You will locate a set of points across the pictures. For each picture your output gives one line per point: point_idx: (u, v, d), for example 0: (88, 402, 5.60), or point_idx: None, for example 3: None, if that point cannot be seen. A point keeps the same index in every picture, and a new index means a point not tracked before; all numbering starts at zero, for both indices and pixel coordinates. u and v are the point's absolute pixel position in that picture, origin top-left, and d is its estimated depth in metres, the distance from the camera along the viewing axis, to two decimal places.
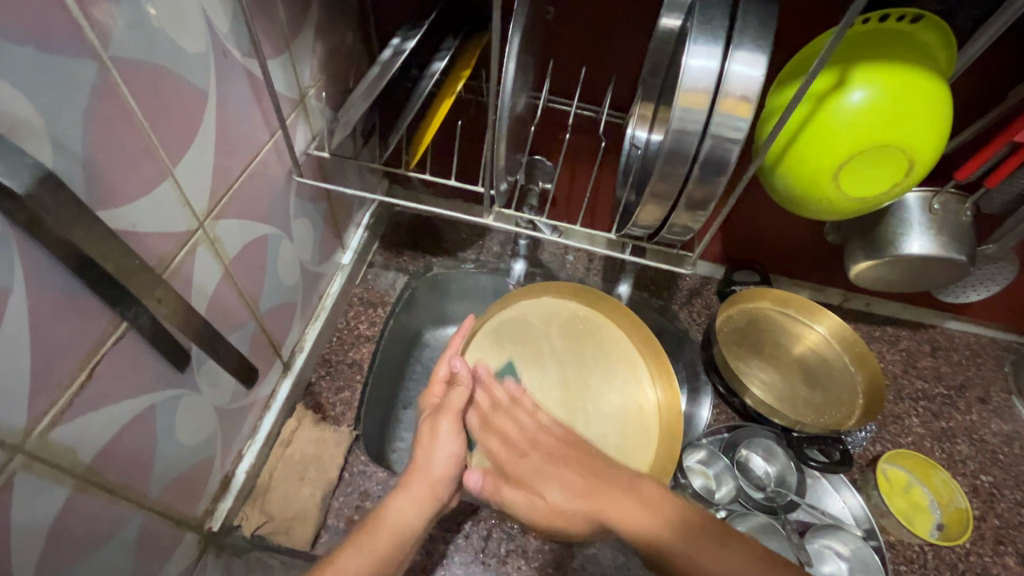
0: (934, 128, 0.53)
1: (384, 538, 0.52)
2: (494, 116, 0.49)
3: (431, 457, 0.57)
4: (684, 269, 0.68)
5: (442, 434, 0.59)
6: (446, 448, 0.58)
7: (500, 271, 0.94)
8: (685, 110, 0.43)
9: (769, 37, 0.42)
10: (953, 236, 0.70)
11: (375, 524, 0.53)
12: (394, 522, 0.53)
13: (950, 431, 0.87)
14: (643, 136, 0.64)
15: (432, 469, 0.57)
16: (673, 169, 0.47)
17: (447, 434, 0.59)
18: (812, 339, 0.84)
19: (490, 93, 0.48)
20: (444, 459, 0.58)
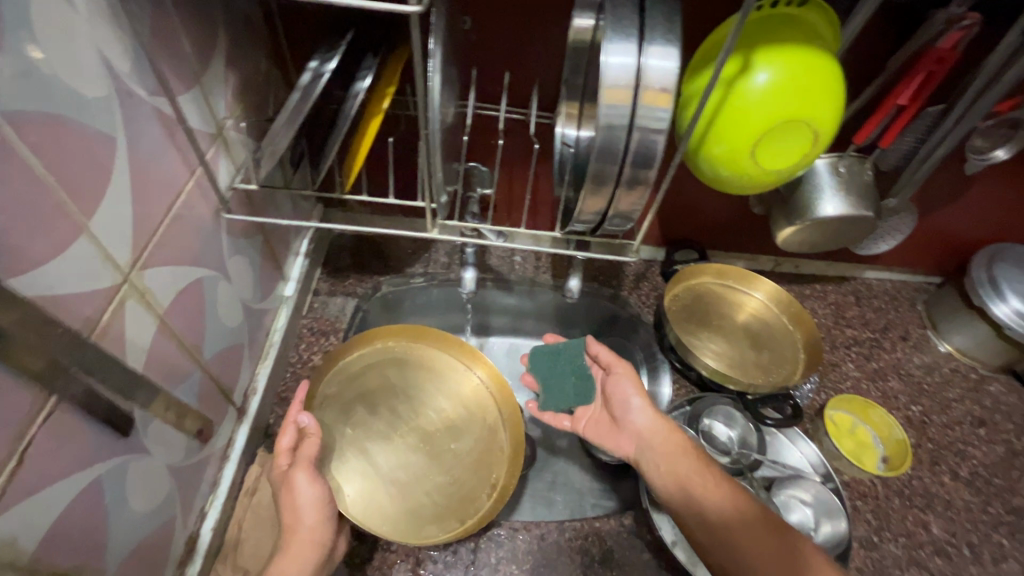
0: (829, 99, 0.58)
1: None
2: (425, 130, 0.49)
3: (296, 514, 0.58)
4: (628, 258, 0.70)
5: (300, 489, 0.59)
6: (308, 507, 0.58)
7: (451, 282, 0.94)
8: (610, 106, 0.45)
9: (677, 30, 0.45)
10: (861, 194, 0.76)
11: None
12: None
13: (882, 371, 0.96)
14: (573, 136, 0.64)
15: (303, 528, 0.58)
16: (605, 163, 0.48)
17: (304, 484, 0.59)
18: (752, 306, 0.89)
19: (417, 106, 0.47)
20: (311, 512, 0.58)
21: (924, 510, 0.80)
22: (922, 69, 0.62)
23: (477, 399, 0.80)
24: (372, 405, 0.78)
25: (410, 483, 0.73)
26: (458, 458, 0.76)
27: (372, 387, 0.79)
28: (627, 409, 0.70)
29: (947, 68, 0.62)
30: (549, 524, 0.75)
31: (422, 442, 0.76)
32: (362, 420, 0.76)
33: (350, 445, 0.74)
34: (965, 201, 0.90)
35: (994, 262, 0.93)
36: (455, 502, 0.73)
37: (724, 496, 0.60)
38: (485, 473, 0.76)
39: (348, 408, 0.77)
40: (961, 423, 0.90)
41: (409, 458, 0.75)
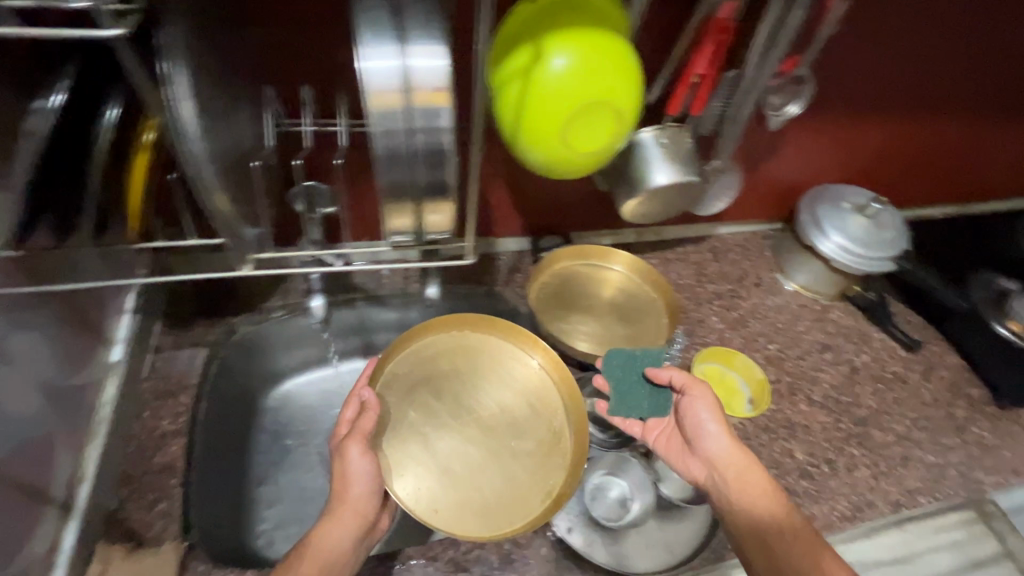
0: (627, 76, 0.60)
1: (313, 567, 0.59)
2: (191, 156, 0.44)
3: (347, 483, 0.64)
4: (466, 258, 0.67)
5: (352, 459, 0.65)
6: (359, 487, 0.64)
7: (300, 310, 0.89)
8: (383, 112, 0.43)
9: (438, 27, 0.43)
10: (685, 161, 0.80)
11: (305, 549, 0.60)
12: (325, 554, 0.60)
13: (741, 318, 1.03)
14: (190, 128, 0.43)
15: (352, 500, 0.64)
16: (397, 173, 0.46)
17: (355, 458, 0.64)
18: (615, 280, 0.92)
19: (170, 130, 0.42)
20: (360, 482, 0.65)
21: (787, 439, 0.87)
22: (710, 39, 0.66)
23: (542, 383, 0.80)
24: (438, 391, 0.78)
25: (465, 476, 0.73)
26: (519, 456, 0.75)
27: (443, 372, 0.80)
28: (699, 433, 0.70)
29: (729, 36, 0.67)
30: (444, 541, 0.73)
31: (484, 433, 0.76)
32: (425, 407, 0.77)
33: (398, 433, 0.74)
34: (783, 152, 0.99)
35: (817, 204, 1.03)
36: (508, 501, 0.72)
37: (787, 515, 0.63)
38: (543, 476, 0.74)
39: (409, 395, 0.77)
40: (811, 352, 1.00)
41: (465, 448, 0.75)
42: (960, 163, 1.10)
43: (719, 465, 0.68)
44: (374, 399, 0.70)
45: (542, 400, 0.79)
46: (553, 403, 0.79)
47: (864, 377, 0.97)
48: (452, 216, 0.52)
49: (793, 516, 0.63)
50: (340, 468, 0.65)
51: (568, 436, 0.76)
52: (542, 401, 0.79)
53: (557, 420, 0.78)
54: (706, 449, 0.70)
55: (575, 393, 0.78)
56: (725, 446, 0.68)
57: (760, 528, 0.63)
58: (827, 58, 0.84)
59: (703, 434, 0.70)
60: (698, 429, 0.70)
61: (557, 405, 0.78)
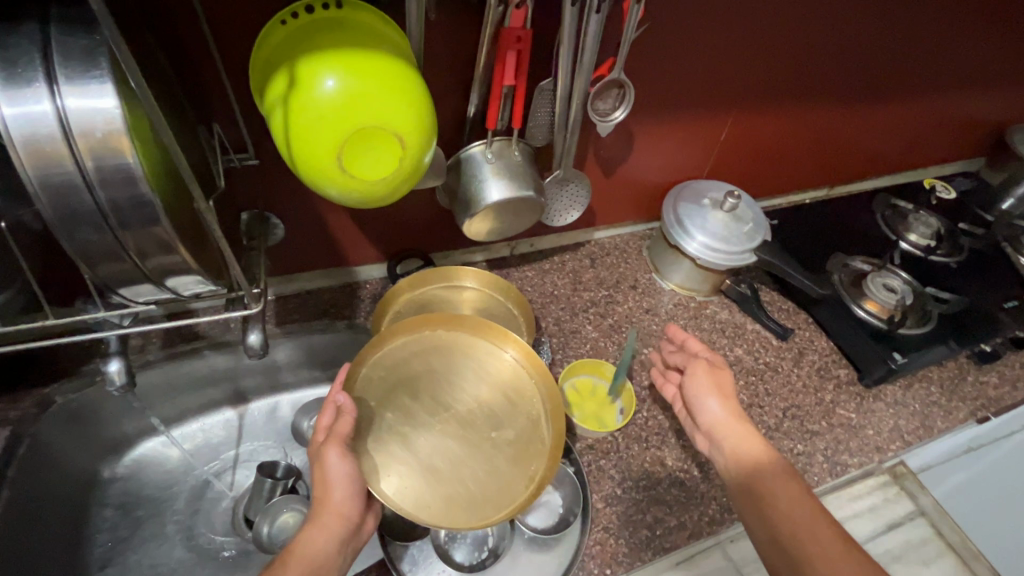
0: (404, 96, 0.55)
1: (297, 565, 0.56)
2: None
3: (328, 487, 0.62)
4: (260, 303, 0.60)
5: (332, 464, 0.62)
6: (341, 487, 0.62)
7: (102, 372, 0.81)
8: (43, 169, 0.37)
9: (100, 63, 0.37)
10: (517, 174, 0.77)
11: (289, 552, 0.57)
12: (308, 557, 0.57)
13: (617, 324, 1.02)
14: None
15: (333, 498, 0.62)
16: (92, 234, 0.40)
17: (335, 460, 0.62)
18: (473, 300, 0.88)
19: None
20: (341, 485, 0.62)
21: (659, 446, 0.85)
22: (507, 50, 0.64)
23: (520, 377, 0.77)
24: (414, 390, 0.75)
25: (450, 470, 0.71)
26: (502, 449, 0.73)
27: (420, 371, 0.77)
28: (704, 398, 0.76)
29: (528, 45, 0.64)
30: None
31: (462, 428, 0.74)
32: (403, 408, 0.74)
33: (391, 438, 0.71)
34: (637, 154, 0.98)
35: (679, 202, 1.03)
36: (492, 492, 0.70)
37: (784, 478, 0.66)
38: (522, 462, 0.72)
39: (386, 397, 0.74)
40: None
41: (448, 445, 0.72)
42: (806, 148, 1.14)
43: (719, 427, 0.73)
44: (350, 402, 0.67)
45: (513, 389, 0.77)
46: (532, 396, 0.76)
47: (738, 372, 0.98)
48: (189, 270, 0.46)
49: (790, 478, 0.66)
50: (321, 473, 0.62)
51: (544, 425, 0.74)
52: (511, 396, 0.76)
53: (534, 402, 0.76)
54: (709, 416, 0.75)
55: (547, 373, 0.76)
56: (726, 409, 0.74)
57: (760, 497, 0.65)
58: (652, 50, 0.81)
59: (705, 399, 0.76)
60: (700, 397, 0.77)
61: (529, 389, 0.76)
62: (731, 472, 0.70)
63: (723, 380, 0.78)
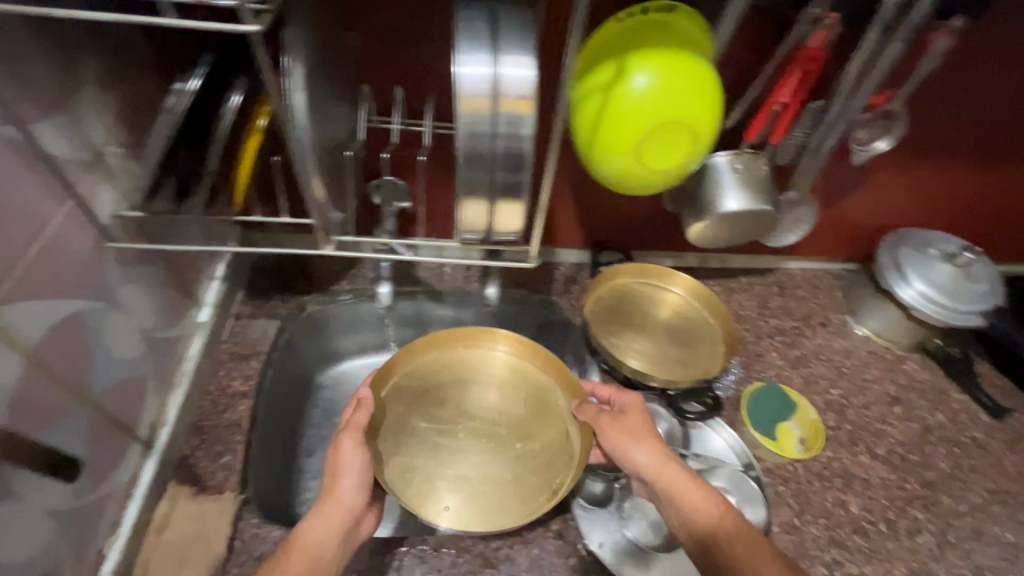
0: (707, 102, 0.60)
1: (297, 566, 0.57)
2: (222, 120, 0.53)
3: (337, 477, 0.63)
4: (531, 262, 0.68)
5: (344, 456, 0.64)
6: (347, 485, 0.63)
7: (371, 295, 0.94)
8: (471, 115, 0.46)
9: (531, 39, 0.46)
10: (759, 188, 0.78)
11: (292, 545, 0.59)
12: (312, 549, 0.59)
13: (803, 357, 0.99)
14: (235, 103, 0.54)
15: (339, 492, 0.62)
16: (476, 176, 0.49)
17: (348, 451, 0.64)
18: (674, 302, 0.92)
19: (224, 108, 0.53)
20: (349, 476, 0.63)
21: (843, 490, 0.82)
22: (798, 68, 0.66)
23: (523, 392, 0.79)
24: (438, 401, 0.78)
25: (468, 472, 0.73)
26: (522, 460, 0.74)
27: (442, 383, 0.79)
28: (625, 442, 0.67)
29: (818, 66, 0.66)
30: (471, 538, 0.74)
31: (484, 437, 0.76)
32: (433, 417, 0.77)
33: (390, 446, 0.73)
34: (865, 191, 0.95)
35: (900, 248, 0.96)
36: (513, 505, 0.71)
37: (743, 530, 0.61)
38: (546, 474, 0.73)
39: (415, 406, 0.77)
40: (878, 403, 0.94)
41: (478, 453, 0.75)
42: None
43: (651, 478, 0.65)
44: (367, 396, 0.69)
45: (536, 405, 0.78)
46: (521, 414, 0.77)
47: (937, 437, 0.90)
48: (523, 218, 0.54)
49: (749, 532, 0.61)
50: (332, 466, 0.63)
51: (577, 435, 0.75)
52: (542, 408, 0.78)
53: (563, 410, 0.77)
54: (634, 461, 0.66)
55: (568, 377, 0.77)
56: (654, 456, 0.65)
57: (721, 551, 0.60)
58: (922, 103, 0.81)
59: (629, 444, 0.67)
60: (620, 441, 0.67)
61: (554, 399, 0.78)
62: (684, 528, 0.63)
63: (636, 429, 0.68)
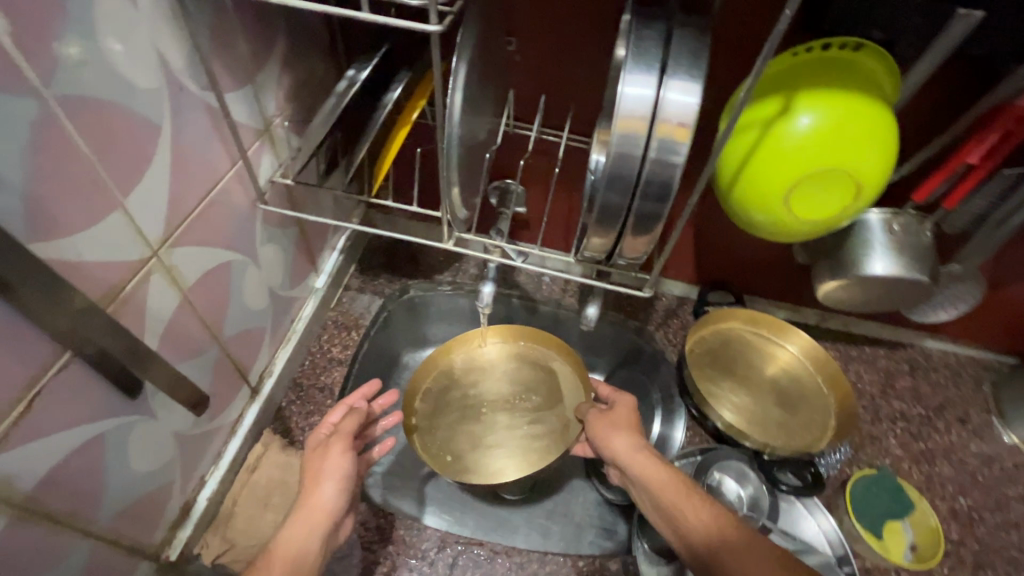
0: (878, 152, 0.54)
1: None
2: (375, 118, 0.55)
3: (319, 482, 0.58)
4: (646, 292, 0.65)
5: (330, 461, 0.60)
6: (330, 490, 0.58)
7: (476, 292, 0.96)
8: (624, 135, 0.44)
9: (703, 66, 0.43)
10: (915, 256, 0.69)
11: (269, 556, 0.53)
12: (288, 559, 0.53)
13: (929, 453, 0.87)
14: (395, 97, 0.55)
15: (320, 498, 0.57)
16: (614, 200, 0.48)
17: (337, 457, 0.60)
18: (784, 360, 0.84)
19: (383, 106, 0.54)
20: (334, 481, 0.58)
21: None
22: (998, 126, 0.57)
23: (532, 375, 0.85)
24: (454, 393, 0.84)
25: (506, 444, 0.78)
26: (532, 436, 0.79)
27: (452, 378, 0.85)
28: (606, 437, 0.67)
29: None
30: (531, 554, 0.76)
31: (498, 415, 0.81)
32: (454, 403, 0.83)
33: (427, 421, 0.81)
34: None
35: None
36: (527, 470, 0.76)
37: (712, 517, 0.57)
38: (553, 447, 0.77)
39: (439, 403, 0.83)
40: (1018, 527, 0.80)
41: (495, 429, 0.80)
42: None
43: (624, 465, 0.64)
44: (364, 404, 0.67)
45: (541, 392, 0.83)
46: (534, 397, 0.83)
47: None
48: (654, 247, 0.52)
49: (726, 520, 0.56)
50: (315, 464, 0.60)
51: (575, 424, 0.78)
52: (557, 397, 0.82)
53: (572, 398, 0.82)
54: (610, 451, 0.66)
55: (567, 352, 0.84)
56: (625, 443, 0.65)
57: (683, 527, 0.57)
58: None
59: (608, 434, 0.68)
60: (602, 434, 0.68)
61: (563, 379, 0.84)
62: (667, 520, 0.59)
63: (627, 422, 0.69)
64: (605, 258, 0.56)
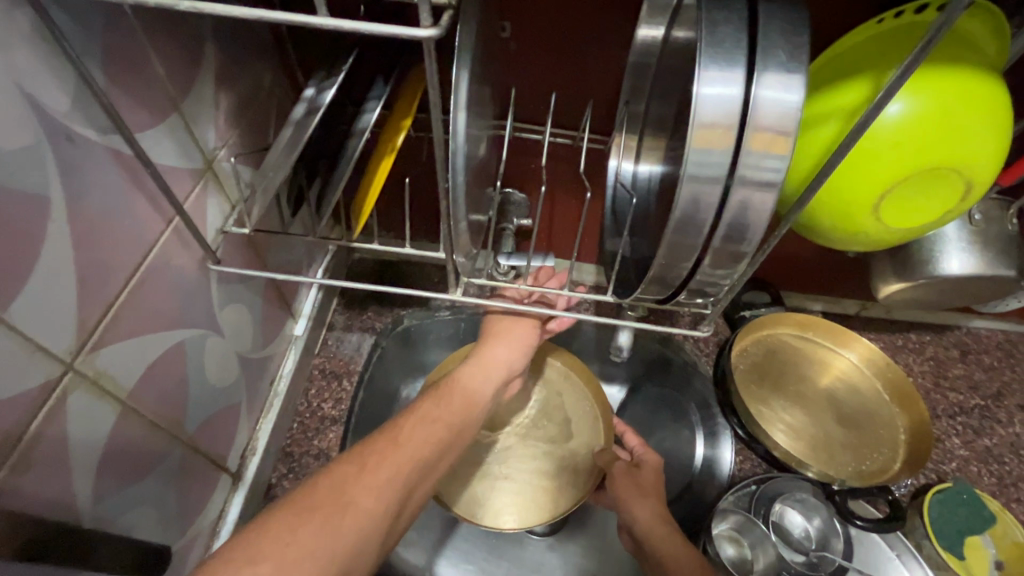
0: (993, 140, 0.43)
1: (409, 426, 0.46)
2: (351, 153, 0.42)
3: (507, 341, 0.59)
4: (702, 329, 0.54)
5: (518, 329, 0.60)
6: (501, 353, 0.59)
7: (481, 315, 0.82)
8: (702, 152, 0.32)
9: (802, 55, 0.31)
10: (999, 248, 0.60)
11: (450, 385, 0.54)
12: (465, 383, 0.55)
13: (995, 450, 0.79)
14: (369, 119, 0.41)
15: (500, 350, 0.59)
16: (686, 237, 0.36)
17: (525, 327, 0.60)
18: (839, 369, 0.75)
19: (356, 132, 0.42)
20: (520, 343, 0.60)
21: None
22: None
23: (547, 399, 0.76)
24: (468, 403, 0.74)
25: (513, 480, 0.69)
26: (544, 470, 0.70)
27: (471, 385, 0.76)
28: (627, 499, 0.60)
29: None
30: None
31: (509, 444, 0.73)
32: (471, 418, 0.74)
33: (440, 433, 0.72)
34: None
35: None
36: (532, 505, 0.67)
37: None
38: (567, 483, 0.69)
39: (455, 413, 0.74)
40: None
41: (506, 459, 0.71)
42: None
43: (641, 536, 0.58)
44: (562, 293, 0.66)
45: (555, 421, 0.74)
46: (548, 426, 0.74)
47: None
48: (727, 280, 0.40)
49: None
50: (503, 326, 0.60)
51: (590, 464, 0.70)
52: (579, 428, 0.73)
53: (591, 430, 0.73)
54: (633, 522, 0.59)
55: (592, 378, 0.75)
56: (653, 513, 0.58)
57: None
58: None
59: (631, 498, 0.60)
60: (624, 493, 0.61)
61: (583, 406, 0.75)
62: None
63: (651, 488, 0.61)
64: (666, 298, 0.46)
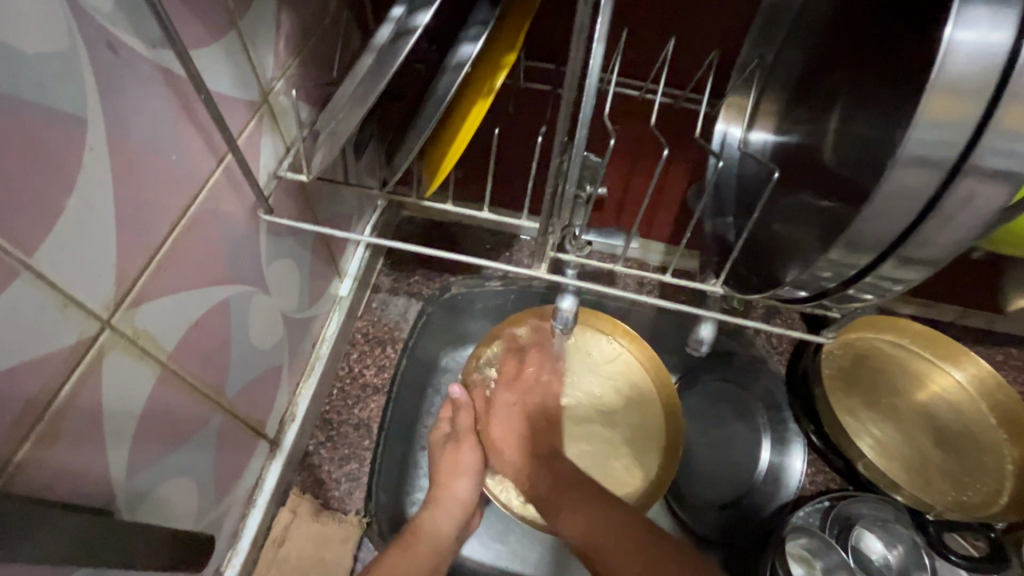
0: None
1: (425, 546, 0.54)
2: (444, 92, 0.35)
3: (455, 476, 0.59)
4: (828, 336, 0.46)
5: (464, 463, 0.59)
6: (464, 486, 0.59)
7: (536, 289, 0.75)
8: (934, 123, 0.25)
9: None
10: None
11: (416, 533, 0.55)
12: (445, 539, 0.56)
13: None
14: (469, 52, 0.34)
15: (456, 490, 0.58)
16: (872, 230, 0.28)
17: (468, 453, 0.60)
18: (940, 385, 0.66)
19: (451, 67, 0.35)
20: (468, 477, 0.59)
21: None
22: None
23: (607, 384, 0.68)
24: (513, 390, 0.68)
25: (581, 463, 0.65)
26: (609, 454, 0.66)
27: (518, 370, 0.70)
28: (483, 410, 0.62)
29: None
30: None
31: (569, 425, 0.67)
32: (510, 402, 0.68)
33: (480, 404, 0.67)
34: None
35: None
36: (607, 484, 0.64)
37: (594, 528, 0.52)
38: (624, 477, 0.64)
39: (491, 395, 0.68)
40: None
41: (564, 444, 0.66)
42: None
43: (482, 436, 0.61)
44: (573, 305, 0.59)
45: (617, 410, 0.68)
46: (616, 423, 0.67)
47: None
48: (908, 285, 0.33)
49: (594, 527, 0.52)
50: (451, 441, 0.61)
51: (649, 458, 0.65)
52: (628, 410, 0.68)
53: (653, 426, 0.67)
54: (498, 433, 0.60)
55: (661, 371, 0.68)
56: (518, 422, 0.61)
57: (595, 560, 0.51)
58: None
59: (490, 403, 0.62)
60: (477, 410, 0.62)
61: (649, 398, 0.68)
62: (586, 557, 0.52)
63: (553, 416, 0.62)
64: (806, 297, 0.39)
